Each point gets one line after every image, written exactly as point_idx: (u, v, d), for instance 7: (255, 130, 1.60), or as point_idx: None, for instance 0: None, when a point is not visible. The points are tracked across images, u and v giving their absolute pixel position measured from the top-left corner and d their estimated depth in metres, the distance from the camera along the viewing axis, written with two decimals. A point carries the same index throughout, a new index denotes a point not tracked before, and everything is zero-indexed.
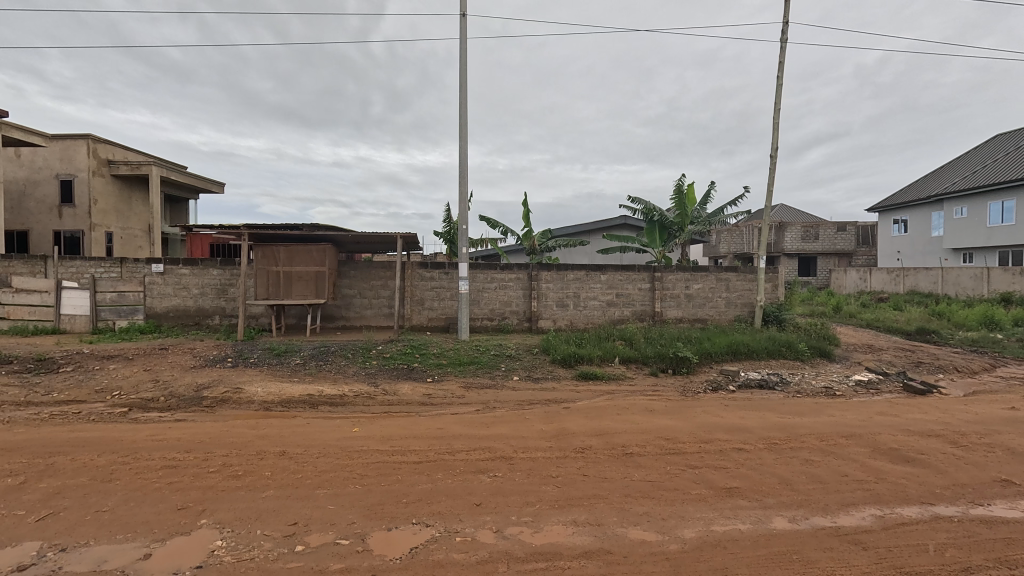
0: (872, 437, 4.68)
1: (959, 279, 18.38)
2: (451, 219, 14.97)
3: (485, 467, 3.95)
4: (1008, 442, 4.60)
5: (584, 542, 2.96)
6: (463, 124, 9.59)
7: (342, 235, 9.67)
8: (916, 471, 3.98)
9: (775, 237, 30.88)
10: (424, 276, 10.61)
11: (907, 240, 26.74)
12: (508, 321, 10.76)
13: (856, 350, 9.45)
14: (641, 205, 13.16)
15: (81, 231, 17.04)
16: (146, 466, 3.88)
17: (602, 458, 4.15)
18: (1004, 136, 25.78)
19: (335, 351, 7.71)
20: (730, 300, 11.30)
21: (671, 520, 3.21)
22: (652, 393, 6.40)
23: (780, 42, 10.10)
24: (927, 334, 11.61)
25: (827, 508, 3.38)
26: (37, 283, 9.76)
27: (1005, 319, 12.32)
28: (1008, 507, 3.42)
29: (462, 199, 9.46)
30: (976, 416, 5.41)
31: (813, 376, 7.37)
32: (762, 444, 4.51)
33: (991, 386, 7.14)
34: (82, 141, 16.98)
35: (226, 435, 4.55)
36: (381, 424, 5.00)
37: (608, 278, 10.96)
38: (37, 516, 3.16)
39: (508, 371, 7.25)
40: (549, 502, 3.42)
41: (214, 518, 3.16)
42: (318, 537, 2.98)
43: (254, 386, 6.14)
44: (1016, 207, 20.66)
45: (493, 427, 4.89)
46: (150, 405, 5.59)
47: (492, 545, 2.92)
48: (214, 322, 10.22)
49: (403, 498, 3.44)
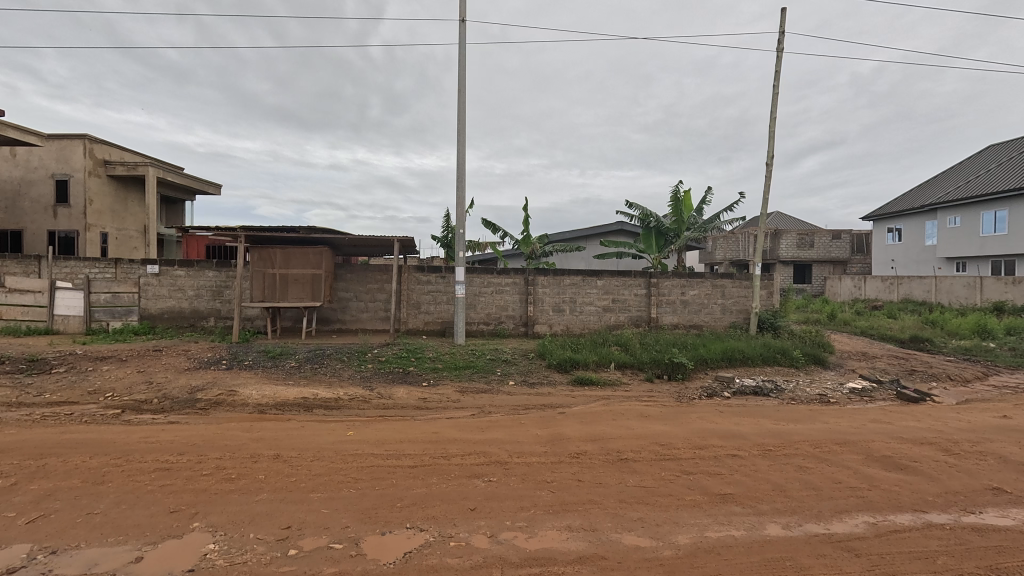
0: (866, 444, 4.70)
1: (952, 287, 18.49)
2: (450, 224, 15.01)
3: (479, 471, 3.94)
4: (999, 450, 4.64)
5: (578, 548, 2.96)
6: (463, 127, 9.63)
7: (339, 238, 9.66)
8: (909, 478, 4.01)
9: (770, 244, 31.08)
10: (421, 280, 10.61)
11: (901, 248, 26.93)
12: (504, 326, 10.77)
13: (851, 357, 9.51)
14: (638, 212, 13.24)
15: (77, 232, 16.97)
16: (139, 469, 3.85)
17: (597, 463, 4.15)
18: (996, 147, 26.08)
19: (330, 355, 7.68)
20: (726, 307, 11.35)
21: (665, 525, 3.22)
22: (648, 399, 6.43)
23: (777, 50, 10.22)
24: (921, 342, 11.68)
25: (820, 515, 3.40)
26: (31, 284, 9.69)
27: (998, 328, 12.41)
28: (999, 514, 3.45)
29: (461, 203, 9.48)
30: (967, 423, 5.47)
31: (808, 383, 7.42)
32: (756, 450, 4.53)
33: (983, 395, 7.19)
34: (77, 140, 16.90)
35: (221, 438, 4.53)
36: (377, 428, 4.99)
37: (604, 283, 11.00)
38: (27, 519, 3.13)
39: (504, 376, 7.25)
40: (544, 506, 3.42)
41: (207, 521, 3.15)
42: (311, 540, 2.97)
43: (249, 388, 6.11)
44: (1009, 216, 20.83)
45: (489, 431, 4.90)
46: (143, 407, 5.55)
47: (486, 550, 2.91)
48: (208, 323, 10.18)
49: (397, 502, 3.44)
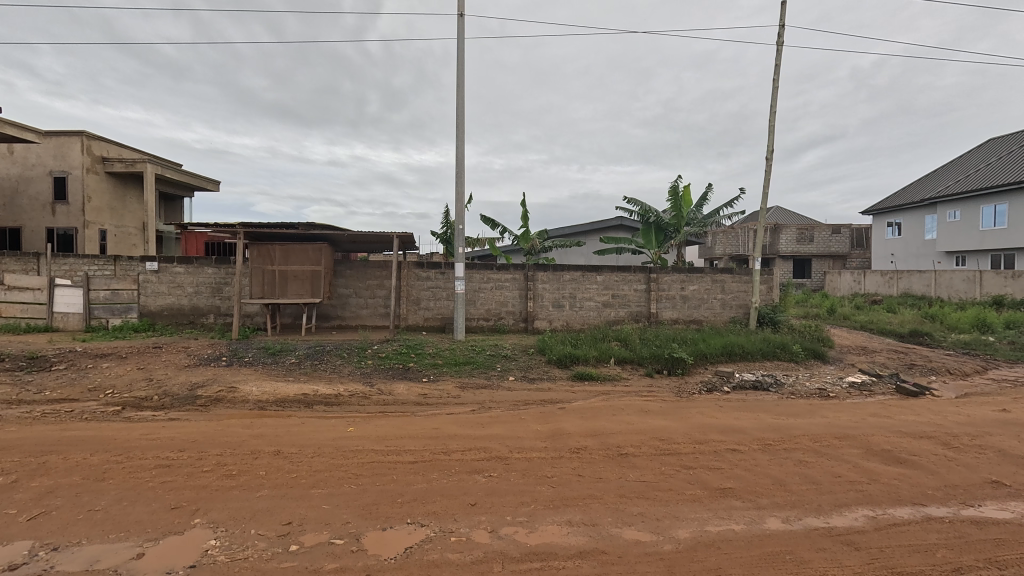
0: (865, 439, 4.71)
1: (952, 281, 18.52)
2: (450, 220, 14.99)
3: (480, 467, 3.95)
4: (999, 443, 4.65)
5: (578, 542, 2.96)
6: (462, 123, 9.59)
7: (338, 235, 9.64)
8: (908, 472, 4.02)
9: (770, 239, 31.05)
10: (421, 277, 10.59)
11: (901, 242, 26.92)
12: (504, 321, 10.78)
13: (850, 351, 9.52)
14: (638, 207, 13.22)
15: (75, 229, 16.92)
16: (140, 465, 3.85)
17: (597, 458, 4.15)
18: (996, 141, 26.04)
19: (330, 351, 7.68)
20: (726, 302, 11.36)
21: (665, 520, 3.22)
22: (648, 394, 6.44)
23: (777, 44, 10.17)
24: (920, 336, 11.71)
25: (820, 509, 3.40)
26: (30, 281, 9.68)
27: (997, 322, 12.43)
28: (998, 508, 3.45)
29: (460, 199, 9.45)
30: (967, 417, 5.47)
31: (808, 377, 7.43)
32: (756, 445, 4.53)
33: (982, 388, 7.22)
34: (75, 137, 16.80)
35: (221, 434, 4.53)
36: (377, 424, 4.99)
37: (604, 279, 10.98)
38: (28, 515, 3.13)
39: (504, 372, 7.26)
40: (544, 502, 3.42)
41: (208, 517, 3.15)
42: (312, 536, 2.97)
43: (249, 384, 6.11)
44: (1008, 210, 20.82)
45: (490, 426, 4.91)
46: (143, 404, 5.56)
47: (487, 545, 2.91)
48: (208, 320, 10.18)
49: (397, 498, 3.43)
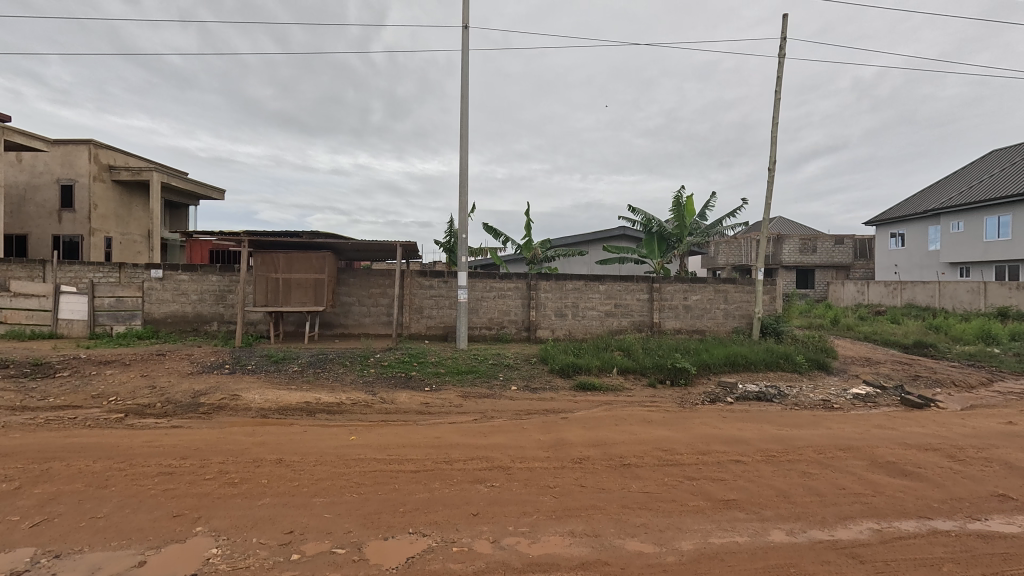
0: (870, 450, 4.68)
1: (956, 293, 18.44)
2: (452, 229, 15.06)
3: (482, 476, 3.94)
4: (1005, 456, 4.62)
5: (582, 553, 2.95)
6: (465, 132, 9.67)
7: (342, 243, 9.69)
8: (914, 484, 3.99)
9: (772, 250, 31.05)
10: (423, 285, 10.63)
11: (905, 253, 26.85)
12: (506, 330, 10.78)
13: (854, 362, 9.47)
14: (640, 216, 13.26)
15: (80, 236, 17.04)
16: (143, 472, 3.86)
17: (599, 469, 4.14)
18: (998, 152, 26.09)
19: (333, 359, 7.69)
20: (729, 312, 11.33)
21: (668, 531, 3.20)
22: (650, 404, 6.41)
23: (779, 56, 10.23)
24: (924, 348, 11.65)
25: (824, 521, 3.38)
26: (36, 288, 9.74)
27: (1002, 334, 12.35)
28: (1005, 521, 3.42)
29: (463, 208, 9.49)
30: (973, 429, 5.43)
31: (811, 389, 7.37)
32: (759, 456, 4.51)
33: (987, 400, 7.16)
34: (82, 146, 17.02)
35: (223, 442, 4.54)
36: (379, 432, 4.99)
37: (606, 288, 11.00)
38: (30, 522, 3.13)
39: (507, 381, 7.24)
40: (547, 512, 3.41)
41: (210, 525, 3.15)
42: (314, 545, 2.96)
43: (251, 392, 6.12)
44: (1012, 221, 20.80)
45: (491, 436, 4.90)
46: (146, 411, 5.57)
47: (488, 556, 2.90)
48: (212, 328, 10.20)
49: (400, 507, 3.43)
